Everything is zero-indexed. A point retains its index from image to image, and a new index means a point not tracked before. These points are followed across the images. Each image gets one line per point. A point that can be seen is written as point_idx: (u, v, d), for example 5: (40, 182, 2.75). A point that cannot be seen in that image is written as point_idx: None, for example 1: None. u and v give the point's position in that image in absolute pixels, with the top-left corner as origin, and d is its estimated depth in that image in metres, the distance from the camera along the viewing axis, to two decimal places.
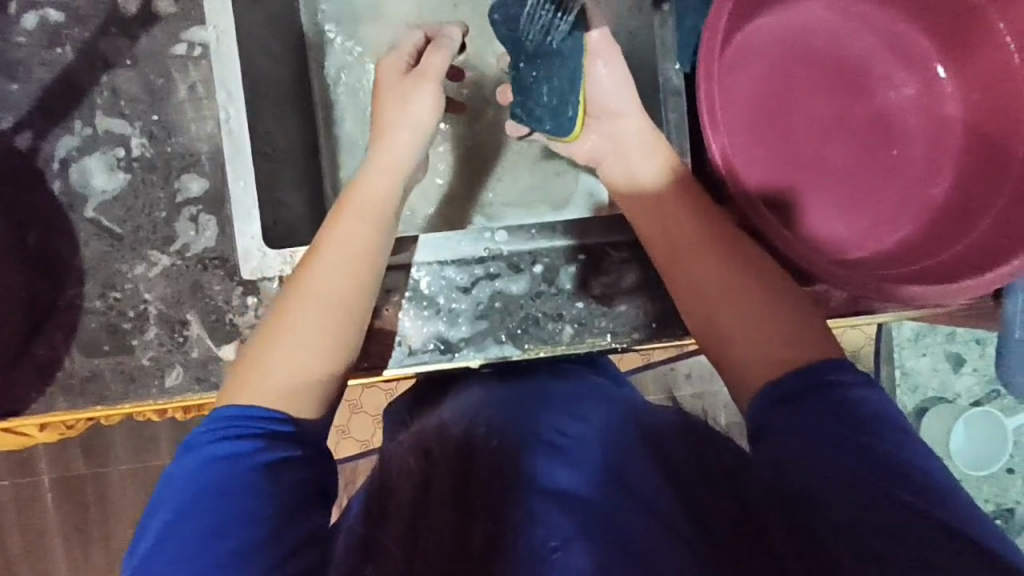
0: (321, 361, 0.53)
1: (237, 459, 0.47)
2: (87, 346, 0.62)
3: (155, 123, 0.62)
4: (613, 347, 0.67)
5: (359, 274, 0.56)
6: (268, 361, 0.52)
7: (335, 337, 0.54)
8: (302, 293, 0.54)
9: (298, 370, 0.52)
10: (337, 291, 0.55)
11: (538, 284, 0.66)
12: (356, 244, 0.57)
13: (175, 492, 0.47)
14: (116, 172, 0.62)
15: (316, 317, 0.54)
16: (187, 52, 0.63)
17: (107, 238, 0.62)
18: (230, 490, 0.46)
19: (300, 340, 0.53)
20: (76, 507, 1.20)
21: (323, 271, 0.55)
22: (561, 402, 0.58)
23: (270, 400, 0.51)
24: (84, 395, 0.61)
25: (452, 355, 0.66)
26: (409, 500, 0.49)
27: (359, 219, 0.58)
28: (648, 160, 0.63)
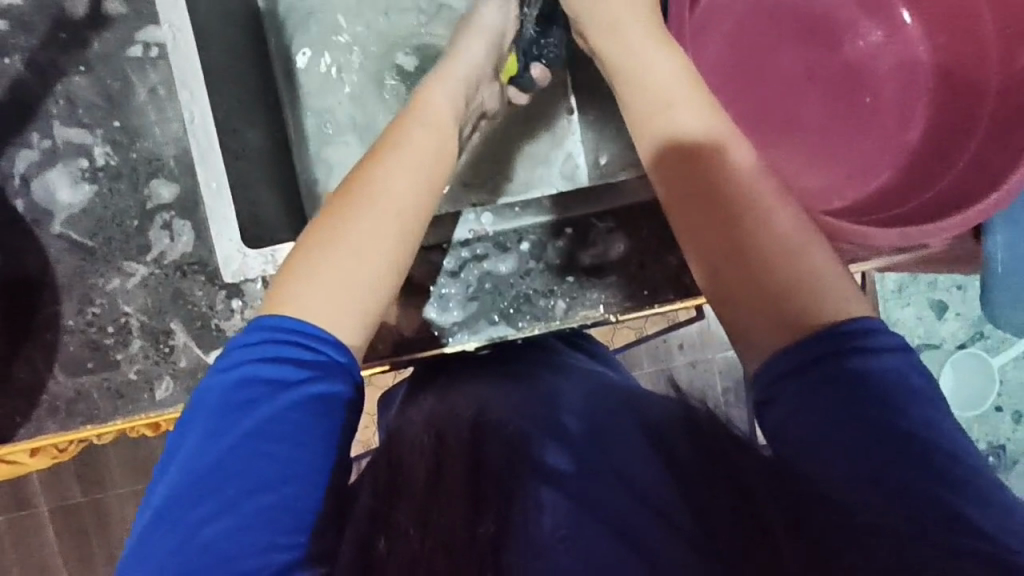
0: (376, 285, 0.46)
1: (280, 391, 0.44)
2: (70, 366, 0.60)
3: (116, 129, 0.60)
4: (605, 318, 0.67)
5: (428, 185, 0.49)
6: (318, 270, 0.46)
7: (397, 251, 0.47)
8: (365, 201, 0.47)
9: (352, 288, 0.46)
10: (408, 198, 0.48)
11: (526, 262, 0.66)
12: (427, 156, 0.50)
13: (210, 418, 0.44)
14: (80, 184, 0.60)
15: (380, 222, 0.47)
16: (142, 53, 0.60)
17: (79, 252, 0.60)
18: (269, 428, 0.43)
19: (360, 252, 0.46)
20: (78, 534, 1.18)
21: (390, 171, 0.48)
22: (566, 399, 0.54)
23: (318, 315, 0.45)
24: (72, 416, 0.60)
25: (446, 341, 0.65)
26: (423, 481, 0.44)
27: (432, 134, 0.51)
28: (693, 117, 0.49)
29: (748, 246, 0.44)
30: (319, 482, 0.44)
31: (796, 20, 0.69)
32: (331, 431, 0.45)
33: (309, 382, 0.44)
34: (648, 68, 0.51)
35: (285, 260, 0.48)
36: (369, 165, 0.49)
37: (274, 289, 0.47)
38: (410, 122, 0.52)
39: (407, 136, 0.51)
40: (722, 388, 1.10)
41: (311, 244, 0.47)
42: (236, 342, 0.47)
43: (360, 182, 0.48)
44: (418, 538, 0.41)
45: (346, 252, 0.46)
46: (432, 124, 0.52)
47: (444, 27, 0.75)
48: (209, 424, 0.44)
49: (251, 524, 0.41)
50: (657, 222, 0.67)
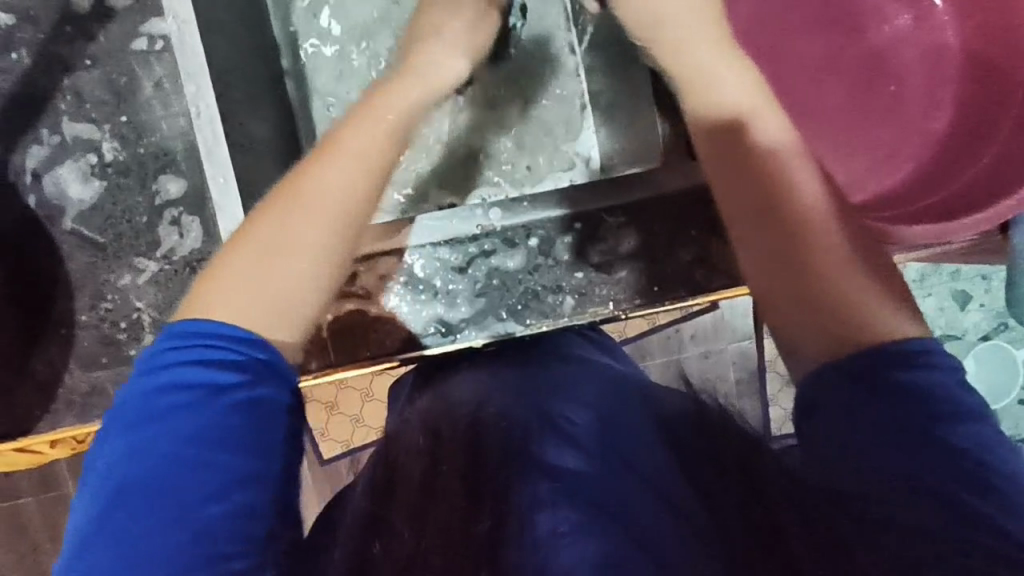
0: (303, 280, 0.43)
1: (217, 394, 0.40)
2: (84, 360, 0.61)
3: (124, 125, 0.60)
4: (614, 315, 0.66)
5: (367, 181, 0.45)
6: (240, 266, 0.43)
7: (327, 250, 0.44)
8: (292, 191, 0.44)
9: (276, 287, 0.43)
10: (337, 193, 0.44)
11: (534, 258, 0.65)
12: (365, 148, 0.45)
13: (134, 429, 0.40)
14: (90, 180, 0.60)
15: (309, 220, 0.43)
16: (147, 47, 0.60)
17: (90, 248, 0.60)
18: (205, 434, 0.39)
19: (285, 246, 0.43)
20: None
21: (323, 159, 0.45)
22: (577, 393, 0.52)
23: (240, 315, 0.42)
24: (88, 410, 0.61)
25: (453, 337, 0.65)
26: (418, 480, 0.42)
27: (375, 125, 0.46)
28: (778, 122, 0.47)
29: (811, 260, 0.43)
30: (269, 489, 0.40)
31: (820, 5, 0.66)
32: (271, 434, 0.41)
33: (243, 385, 0.41)
34: (718, 73, 0.49)
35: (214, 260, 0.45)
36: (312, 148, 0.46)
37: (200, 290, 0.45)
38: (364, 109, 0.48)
39: (347, 127, 0.46)
40: (734, 378, 1.12)
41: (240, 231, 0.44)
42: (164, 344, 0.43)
43: (291, 176, 0.45)
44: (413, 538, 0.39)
45: (270, 246, 0.43)
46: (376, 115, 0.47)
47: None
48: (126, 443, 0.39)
49: (188, 535, 0.37)
50: (668, 217, 0.65)
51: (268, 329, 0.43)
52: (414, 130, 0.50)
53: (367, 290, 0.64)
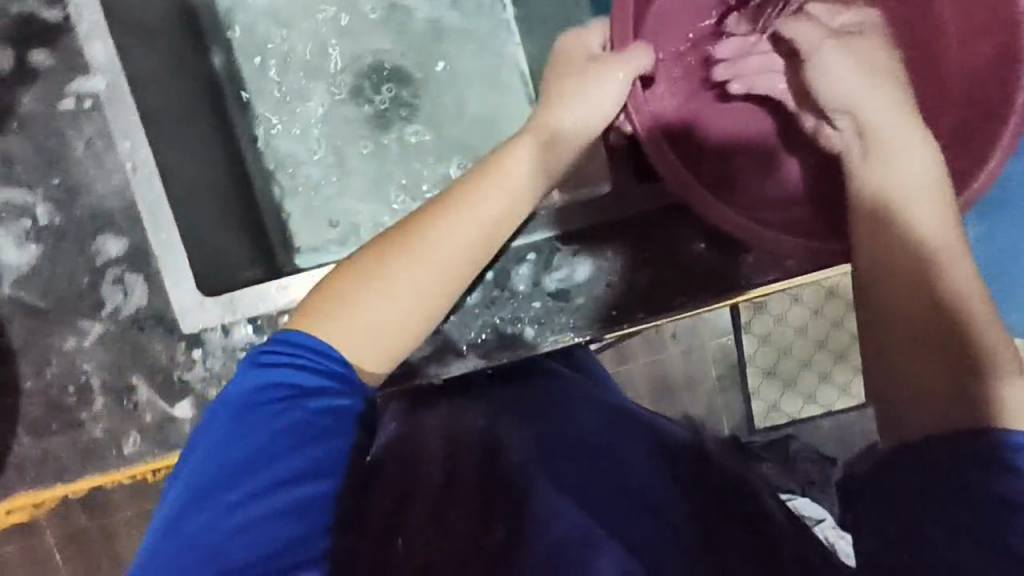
0: (404, 322, 0.48)
1: (297, 401, 0.47)
2: (34, 427, 0.59)
3: (57, 187, 0.59)
4: (574, 341, 0.66)
5: (468, 254, 0.50)
6: (360, 299, 0.48)
7: (434, 299, 0.49)
8: (411, 259, 0.48)
9: (383, 322, 0.48)
10: (449, 256, 0.49)
11: (490, 290, 0.65)
12: (482, 225, 0.50)
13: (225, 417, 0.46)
14: (27, 244, 0.59)
15: (421, 272, 0.48)
16: (75, 106, 0.58)
17: (31, 313, 0.59)
18: (281, 437, 0.46)
19: (392, 296, 0.48)
20: None
21: (437, 232, 0.49)
22: (582, 424, 0.58)
23: (353, 351, 0.48)
24: (45, 475, 0.60)
25: (413, 375, 0.64)
26: (434, 483, 0.50)
27: (498, 201, 0.50)
28: (921, 199, 0.43)
29: (908, 351, 0.41)
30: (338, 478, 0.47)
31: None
32: (337, 440, 0.47)
33: (337, 395, 0.48)
34: (911, 148, 0.43)
35: (312, 297, 0.50)
36: (341, 270, 0.50)
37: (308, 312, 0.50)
38: (446, 209, 0.50)
39: (481, 194, 0.51)
40: (716, 373, 1.11)
41: (348, 301, 0.48)
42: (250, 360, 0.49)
43: (410, 239, 0.49)
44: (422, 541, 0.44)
45: (376, 298, 0.48)
46: (496, 189, 0.50)
47: (389, 42, 0.72)
48: (202, 449, 0.45)
49: (276, 511, 0.45)
50: (623, 240, 0.65)
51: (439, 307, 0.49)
52: (518, 218, 0.52)
53: None
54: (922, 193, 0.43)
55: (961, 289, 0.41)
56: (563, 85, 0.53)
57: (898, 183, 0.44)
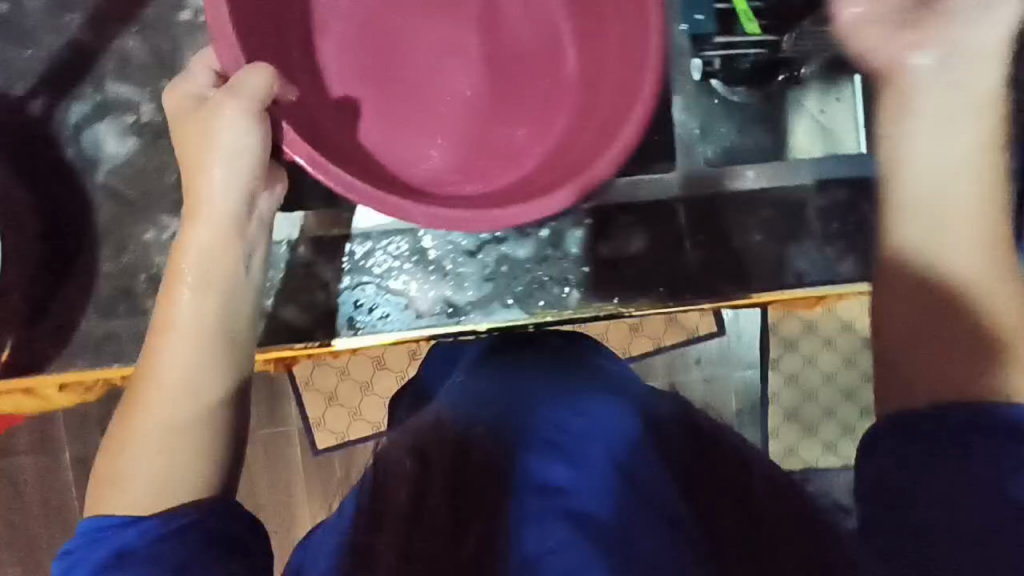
0: (201, 367, 0.53)
1: (127, 526, 0.49)
2: (102, 308, 0.63)
3: (164, 88, 0.63)
4: (617, 312, 0.67)
5: (216, 325, 0.54)
6: (131, 442, 0.52)
7: (206, 384, 0.53)
8: (170, 336, 0.53)
9: (167, 431, 0.52)
10: (205, 326, 0.54)
11: (544, 248, 0.66)
12: (211, 258, 0.54)
13: (104, 550, 0.48)
14: (126, 137, 0.63)
15: (189, 348, 0.53)
16: (193, 17, 0.63)
17: (118, 201, 0.63)
18: (129, 559, 0.47)
19: (171, 369, 0.53)
20: None
21: (176, 312, 0.53)
22: (581, 408, 0.52)
23: (149, 467, 0.51)
24: (101, 355, 0.63)
25: (458, 319, 0.66)
26: (404, 501, 0.40)
27: (214, 234, 0.54)
28: (960, 240, 0.47)
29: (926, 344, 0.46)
30: (197, 537, 0.48)
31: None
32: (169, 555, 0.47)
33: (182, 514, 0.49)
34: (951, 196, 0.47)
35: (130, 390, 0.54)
36: (160, 297, 0.54)
37: (104, 459, 0.53)
38: (176, 288, 0.54)
39: (179, 294, 0.54)
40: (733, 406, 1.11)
41: (157, 354, 0.54)
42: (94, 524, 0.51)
43: (164, 321, 0.53)
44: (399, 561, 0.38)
45: (167, 355, 0.53)
46: (215, 225, 0.54)
47: None
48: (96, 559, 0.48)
49: None
50: (680, 219, 0.67)
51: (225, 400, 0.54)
52: (246, 280, 0.56)
53: (377, 266, 0.65)
54: (969, 239, 0.47)
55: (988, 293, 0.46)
56: (187, 128, 0.54)
57: (941, 249, 0.47)
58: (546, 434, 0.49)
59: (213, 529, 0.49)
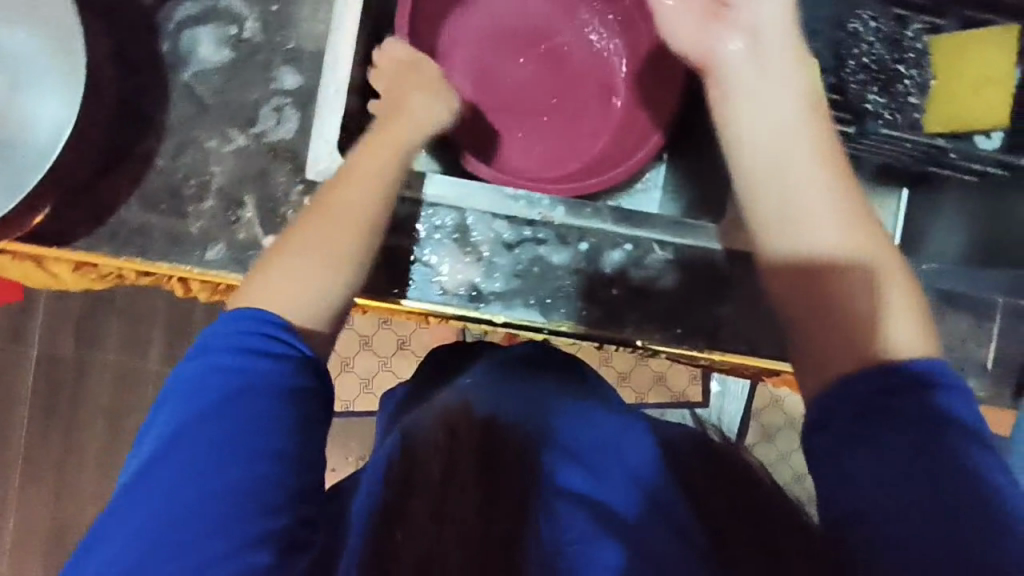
0: (308, 285, 0.50)
1: (234, 376, 0.45)
2: (145, 200, 0.64)
3: (271, 12, 0.66)
4: (631, 341, 0.68)
5: (373, 209, 0.54)
6: (274, 273, 0.50)
7: (318, 275, 0.50)
8: (322, 213, 0.53)
9: (273, 291, 0.49)
10: (362, 211, 0.53)
11: (580, 261, 0.67)
12: (361, 207, 0.53)
13: (183, 402, 0.44)
14: (222, 46, 0.65)
15: (326, 229, 0.52)
16: None
17: (194, 103, 0.64)
18: (241, 406, 0.43)
19: (297, 257, 0.51)
20: (57, 385, 1.17)
21: (353, 187, 0.54)
22: (590, 427, 0.51)
23: (277, 304, 0.49)
24: (129, 244, 0.64)
25: (477, 305, 0.67)
26: (437, 474, 0.42)
27: (384, 164, 0.56)
28: (825, 228, 0.48)
29: (810, 346, 0.47)
30: (294, 425, 0.44)
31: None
32: (281, 423, 0.43)
33: (291, 373, 0.46)
34: (792, 175, 0.49)
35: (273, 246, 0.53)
36: (315, 200, 0.54)
37: (243, 290, 0.51)
38: (337, 189, 0.54)
39: (355, 162, 0.56)
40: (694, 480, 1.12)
41: (330, 202, 0.53)
42: (208, 334, 0.47)
43: (322, 210, 0.52)
44: (433, 531, 0.39)
45: (292, 258, 0.51)
46: (383, 156, 0.56)
47: None
48: (167, 425, 0.43)
49: (241, 489, 0.41)
50: (713, 270, 0.69)
51: (306, 317, 0.50)
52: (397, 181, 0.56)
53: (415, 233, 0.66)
54: (817, 201, 0.48)
55: (856, 291, 0.47)
56: (384, 77, 0.63)
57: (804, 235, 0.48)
58: (568, 445, 0.48)
59: (314, 394, 0.46)
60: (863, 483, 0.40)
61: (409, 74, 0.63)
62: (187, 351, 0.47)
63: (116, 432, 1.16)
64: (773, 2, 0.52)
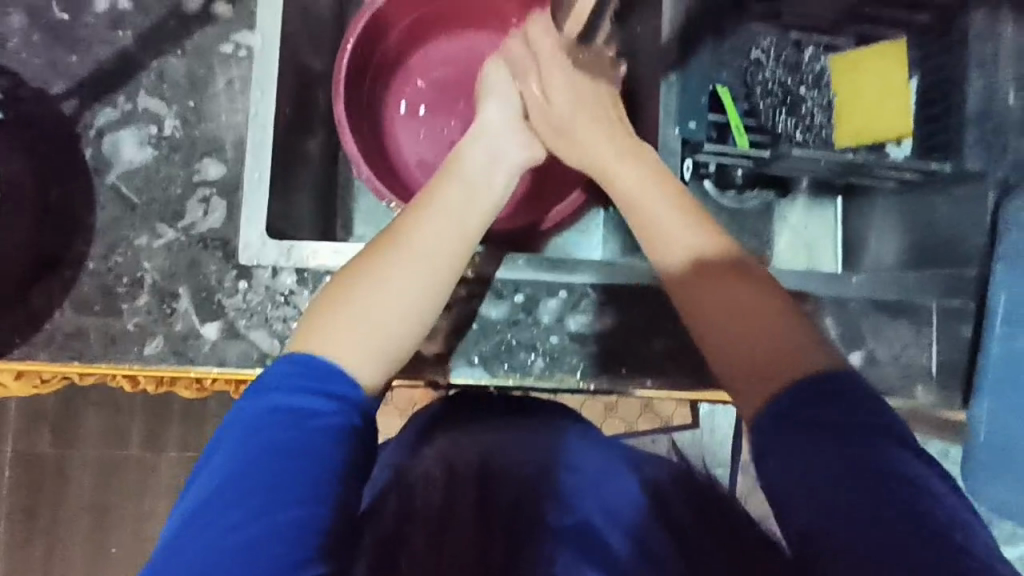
0: (406, 313, 0.51)
1: (309, 424, 0.43)
2: (78, 304, 0.64)
3: (189, 109, 0.68)
4: (579, 385, 0.69)
5: (459, 248, 0.55)
6: (333, 322, 0.49)
7: (418, 308, 0.52)
8: (397, 252, 0.53)
9: (379, 324, 0.50)
10: (437, 249, 0.54)
11: (517, 312, 0.68)
12: (444, 232, 0.55)
13: (237, 437, 0.43)
14: (144, 147, 0.67)
15: (408, 269, 0.52)
16: (231, 52, 0.70)
17: (121, 204, 0.66)
18: (295, 453, 0.42)
19: (388, 292, 0.51)
20: (30, 490, 1.14)
21: (421, 225, 0.55)
22: (579, 459, 0.53)
23: (342, 355, 0.48)
24: (65, 350, 0.63)
25: (421, 368, 0.67)
26: (436, 506, 0.49)
27: (466, 192, 0.60)
28: (680, 235, 0.54)
29: (710, 344, 0.50)
30: (343, 478, 0.43)
31: (430, 18, 0.85)
32: (327, 462, 0.42)
33: (335, 413, 0.45)
34: (634, 199, 0.58)
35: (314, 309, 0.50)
36: (398, 220, 0.56)
37: (303, 333, 0.49)
38: (420, 216, 0.56)
39: (440, 198, 0.58)
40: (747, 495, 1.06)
41: (371, 266, 0.52)
42: (265, 375, 0.47)
43: (384, 243, 0.53)
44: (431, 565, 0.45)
45: (376, 288, 0.51)
46: (448, 214, 0.57)
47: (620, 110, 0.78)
48: (218, 465, 0.42)
49: (269, 542, 0.38)
50: (651, 305, 0.70)
51: (365, 367, 0.48)
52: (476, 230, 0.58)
53: None
54: (663, 207, 0.56)
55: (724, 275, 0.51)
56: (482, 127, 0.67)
57: (669, 241, 0.54)
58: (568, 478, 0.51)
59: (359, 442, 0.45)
60: (790, 475, 0.42)
61: (483, 119, 0.67)
62: (242, 394, 0.46)
63: (95, 530, 1.13)
64: (571, 88, 0.65)
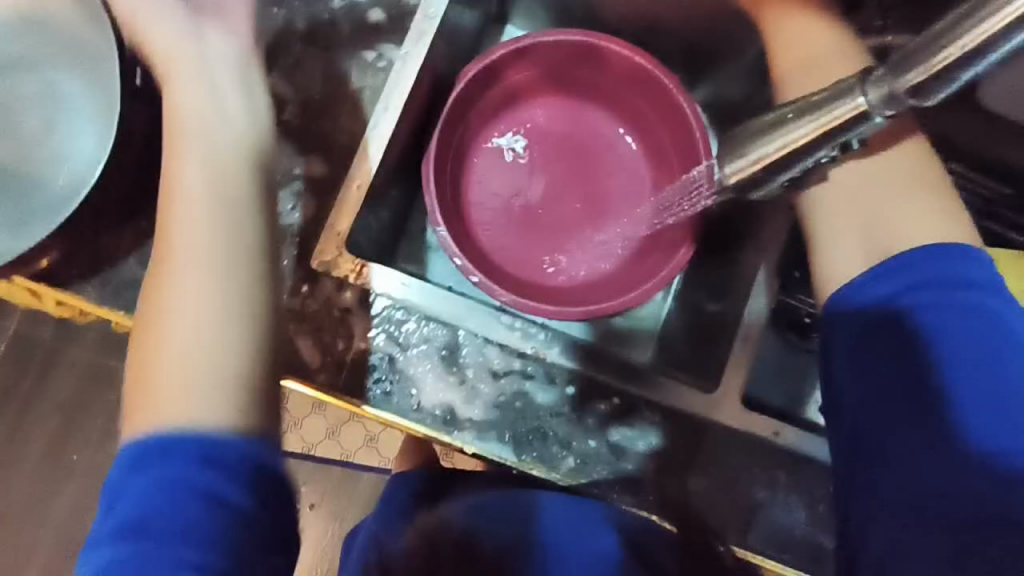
0: (206, 394, 0.48)
1: (200, 487, 0.44)
2: (144, 255, 0.63)
3: (313, 102, 0.68)
4: (602, 498, 0.66)
5: (210, 311, 0.50)
6: (155, 359, 0.49)
7: (220, 396, 0.48)
8: (169, 266, 0.51)
9: (186, 415, 0.47)
10: (195, 309, 0.50)
11: (563, 404, 0.65)
12: (206, 248, 0.51)
13: (127, 504, 0.44)
14: None
15: (191, 292, 0.50)
16: (372, 61, 0.69)
17: None
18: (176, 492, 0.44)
19: (187, 334, 0.49)
20: (15, 386, 1.11)
21: (169, 265, 0.51)
22: (560, 533, 0.66)
23: (187, 421, 0.47)
24: (119, 295, 0.63)
25: (451, 429, 0.64)
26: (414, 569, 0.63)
27: (213, 177, 0.53)
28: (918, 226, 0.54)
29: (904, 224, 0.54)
30: (238, 526, 0.45)
31: (542, 80, 0.81)
32: (221, 517, 0.44)
33: (227, 470, 0.45)
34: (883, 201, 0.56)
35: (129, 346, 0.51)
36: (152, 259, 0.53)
37: (135, 403, 0.49)
38: (165, 229, 0.52)
39: (160, 252, 0.52)
40: None
41: (154, 299, 0.51)
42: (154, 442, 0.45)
43: (149, 298, 0.51)
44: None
45: (172, 335, 0.49)
46: (207, 187, 0.52)
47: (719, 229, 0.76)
48: (107, 549, 0.44)
49: None
50: (699, 440, 0.66)
51: (150, 421, 0.47)
52: (231, 284, 0.51)
53: (403, 340, 0.65)
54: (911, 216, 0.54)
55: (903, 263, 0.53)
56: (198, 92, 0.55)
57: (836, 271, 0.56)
58: (547, 542, 0.66)
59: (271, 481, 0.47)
60: None
61: (179, 145, 0.54)
62: (118, 459, 0.47)
63: (64, 446, 1.11)
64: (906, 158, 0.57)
